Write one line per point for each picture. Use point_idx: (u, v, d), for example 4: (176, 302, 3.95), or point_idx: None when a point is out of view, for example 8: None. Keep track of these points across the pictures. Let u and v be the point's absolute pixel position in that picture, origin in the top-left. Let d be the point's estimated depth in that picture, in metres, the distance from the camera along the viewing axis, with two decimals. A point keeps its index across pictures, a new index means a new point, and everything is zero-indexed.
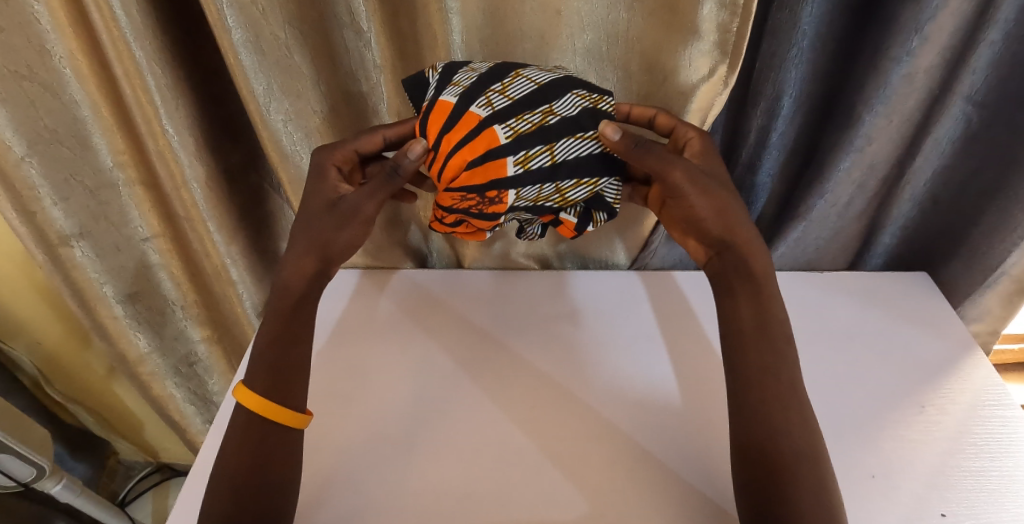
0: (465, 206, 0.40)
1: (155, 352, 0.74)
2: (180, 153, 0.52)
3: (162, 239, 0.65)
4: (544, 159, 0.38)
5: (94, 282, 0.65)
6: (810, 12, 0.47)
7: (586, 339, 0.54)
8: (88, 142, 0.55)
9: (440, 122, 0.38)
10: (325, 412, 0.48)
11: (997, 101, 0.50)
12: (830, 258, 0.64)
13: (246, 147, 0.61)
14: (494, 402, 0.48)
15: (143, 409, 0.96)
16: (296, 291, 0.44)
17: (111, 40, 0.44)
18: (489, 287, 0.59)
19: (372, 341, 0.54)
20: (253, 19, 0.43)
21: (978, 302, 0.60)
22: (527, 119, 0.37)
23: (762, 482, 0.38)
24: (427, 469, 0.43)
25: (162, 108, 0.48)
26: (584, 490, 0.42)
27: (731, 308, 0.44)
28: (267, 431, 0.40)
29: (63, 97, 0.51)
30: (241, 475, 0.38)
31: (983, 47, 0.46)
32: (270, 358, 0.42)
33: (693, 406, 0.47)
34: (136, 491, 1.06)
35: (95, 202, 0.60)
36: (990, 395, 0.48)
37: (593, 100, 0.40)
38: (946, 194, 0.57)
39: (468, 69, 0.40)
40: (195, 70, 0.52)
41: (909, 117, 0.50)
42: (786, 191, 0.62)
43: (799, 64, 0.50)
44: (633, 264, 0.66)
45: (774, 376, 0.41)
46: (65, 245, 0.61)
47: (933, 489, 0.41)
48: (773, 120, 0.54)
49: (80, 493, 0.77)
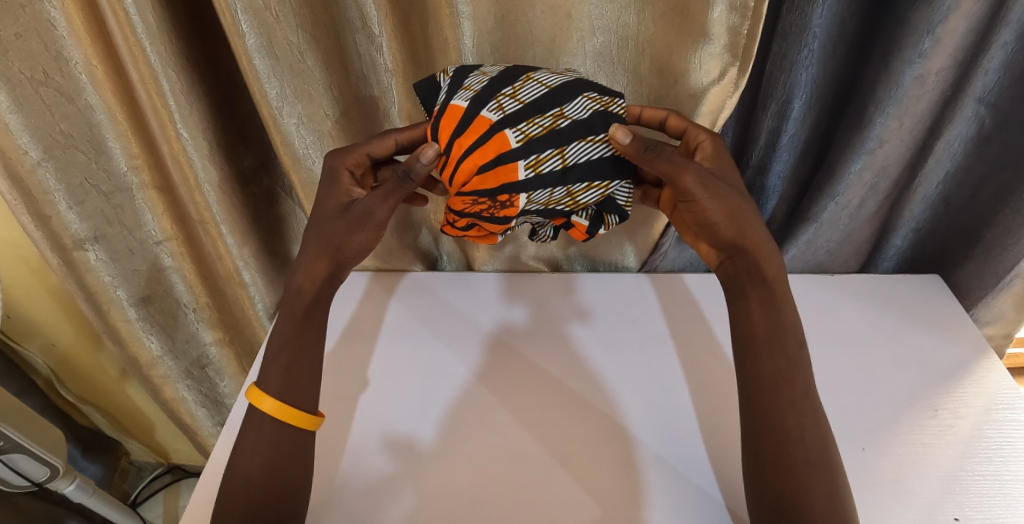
0: (476, 210, 0.40)
1: (167, 355, 0.75)
2: (194, 156, 0.53)
3: (175, 242, 0.66)
4: (554, 162, 0.38)
5: (107, 285, 0.66)
6: (820, 12, 0.47)
7: (595, 341, 0.54)
8: (102, 146, 0.56)
9: (451, 127, 0.38)
10: (337, 415, 0.48)
11: (1011, 102, 0.49)
12: (841, 260, 0.64)
13: (259, 150, 0.61)
14: (506, 406, 0.48)
15: (154, 412, 0.96)
16: (308, 295, 0.45)
17: (127, 45, 0.45)
18: (499, 290, 0.59)
19: (382, 343, 0.55)
20: (267, 24, 0.44)
21: (991, 305, 0.59)
22: (538, 123, 0.37)
23: (774, 487, 0.38)
24: (438, 472, 0.43)
25: (176, 112, 0.49)
26: (595, 494, 0.42)
27: (744, 312, 0.44)
28: (279, 433, 0.40)
29: (78, 102, 0.52)
30: (256, 477, 0.39)
31: (996, 48, 0.46)
32: (283, 360, 0.43)
33: (703, 410, 0.47)
34: (148, 491, 1.07)
35: (109, 205, 0.61)
36: (1004, 398, 0.47)
37: (604, 103, 0.40)
38: (958, 195, 0.56)
39: (479, 73, 0.40)
40: (210, 75, 0.53)
41: (921, 118, 0.50)
42: (797, 193, 0.61)
43: (810, 66, 0.50)
44: (643, 267, 0.66)
45: (787, 381, 0.41)
46: (79, 249, 0.62)
47: (947, 493, 0.41)
48: (784, 122, 0.54)
49: (92, 493, 0.77)
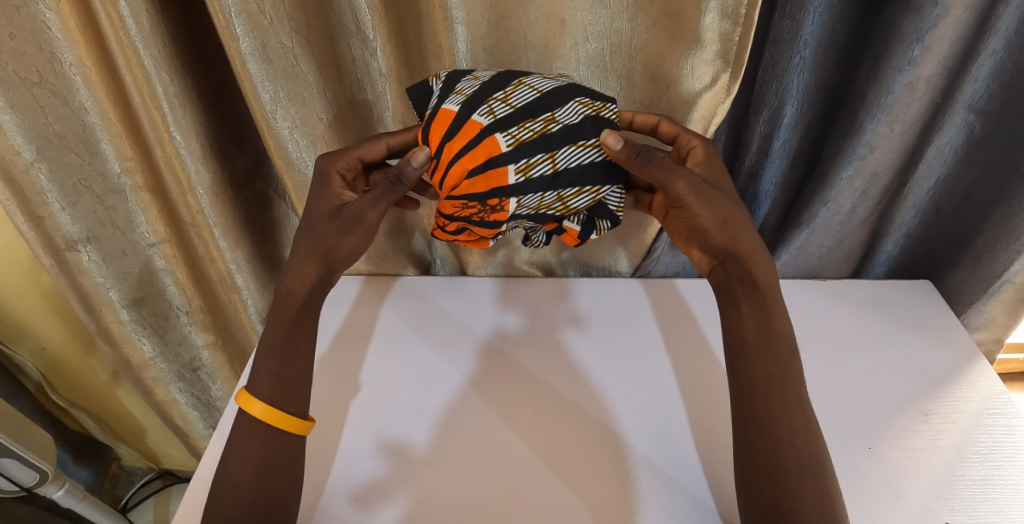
0: (466, 214, 0.40)
1: (159, 357, 0.75)
2: (187, 159, 0.52)
3: (167, 244, 0.66)
4: (545, 167, 0.38)
5: (100, 287, 0.65)
6: (812, 20, 0.48)
7: (589, 347, 0.54)
8: (96, 148, 0.56)
9: (441, 131, 0.38)
10: (329, 419, 0.48)
11: (999, 109, 0.50)
12: (833, 265, 0.64)
13: (253, 154, 0.61)
14: (497, 412, 0.48)
15: (145, 416, 0.96)
16: (298, 299, 0.45)
17: (121, 47, 0.45)
18: (492, 295, 0.59)
19: (375, 347, 0.54)
20: (261, 28, 0.44)
21: (982, 310, 0.59)
22: (528, 127, 0.37)
23: (764, 491, 0.38)
24: (429, 478, 0.43)
25: (170, 115, 0.49)
26: (587, 500, 0.41)
27: (736, 317, 0.44)
28: (269, 437, 0.40)
29: (72, 104, 0.52)
30: (245, 481, 0.39)
31: (985, 56, 0.46)
32: (273, 364, 0.42)
33: (696, 415, 0.47)
34: (138, 497, 1.04)
35: (102, 207, 0.60)
36: (995, 403, 0.48)
37: (596, 108, 0.40)
38: (949, 202, 0.57)
39: (471, 78, 0.40)
40: (204, 78, 0.53)
41: (911, 125, 0.50)
42: (789, 199, 0.62)
43: (801, 73, 0.51)
44: (636, 272, 0.66)
45: (779, 387, 0.41)
46: (72, 250, 0.62)
47: (938, 498, 0.41)
48: (776, 128, 0.54)
49: (81, 499, 0.77)
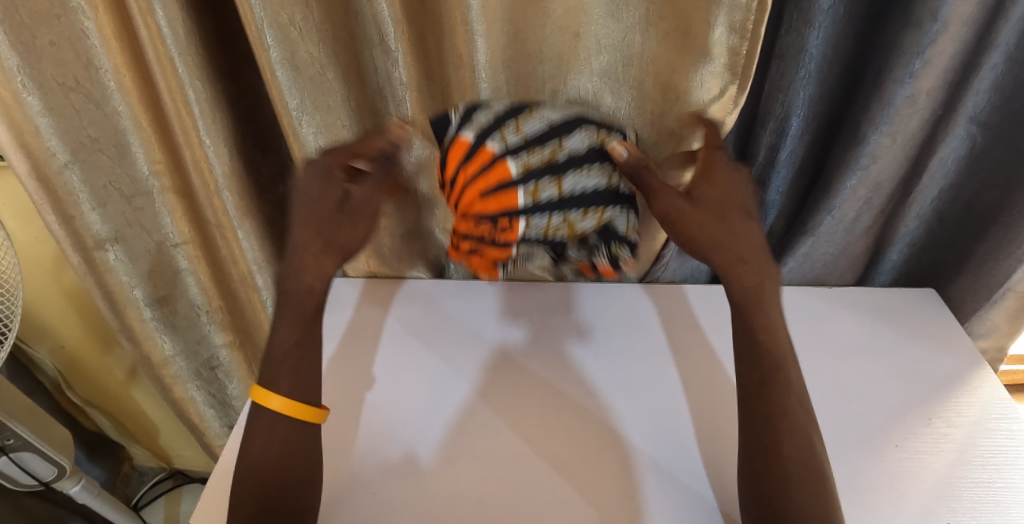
0: (479, 234, 0.42)
1: (179, 354, 0.76)
2: (215, 163, 0.54)
3: (191, 245, 0.68)
4: (552, 191, 0.40)
5: (125, 285, 0.67)
6: (816, 34, 0.49)
7: (597, 351, 0.55)
8: (126, 151, 0.58)
9: (457, 157, 0.41)
10: (344, 416, 0.50)
11: (1000, 120, 0.51)
12: (838, 273, 0.65)
13: (276, 159, 0.64)
14: (506, 413, 0.49)
15: (159, 416, 0.97)
16: (315, 296, 0.46)
17: (157, 55, 0.47)
18: (501, 300, 0.61)
19: (388, 348, 0.56)
20: (290, 39, 0.46)
21: (985, 319, 0.60)
22: (538, 154, 0.39)
23: (768, 486, 0.38)
24: (440, 476, 0.44)
25: (200, 119, 0.51)
26: (594, 500, 0.42)
27: (742, 318, 0.45)
28: (291, 431, 0.42)
29: (106, 108, 0.54)
30: (268, 471, 0.40)
31: (985, 70, 0.48)
32: (289, 362, 0.44)
33: (702, 417, 0.48)
34: (150, 496, 1.05)
35: (130, 208, 0.63)
36: (997, 409, 0.49)
37: (602, 138, 0.42)
38: (952, 211, 0.58)
39: (488, 107, 0.43)
40: (232, 84, 0.55)
41: (914, 136, 0.52)
42: (795, 207, 0.64)
43: (806, 86, 0.53)
44: (644, 278, 0.67)
45: (782, 385, 0.42)
46: (99, 248, 0.64)
47: (939, 498, 0.42)
48: (782, 139, 0.56)
49: (97, 495, 0.78)
